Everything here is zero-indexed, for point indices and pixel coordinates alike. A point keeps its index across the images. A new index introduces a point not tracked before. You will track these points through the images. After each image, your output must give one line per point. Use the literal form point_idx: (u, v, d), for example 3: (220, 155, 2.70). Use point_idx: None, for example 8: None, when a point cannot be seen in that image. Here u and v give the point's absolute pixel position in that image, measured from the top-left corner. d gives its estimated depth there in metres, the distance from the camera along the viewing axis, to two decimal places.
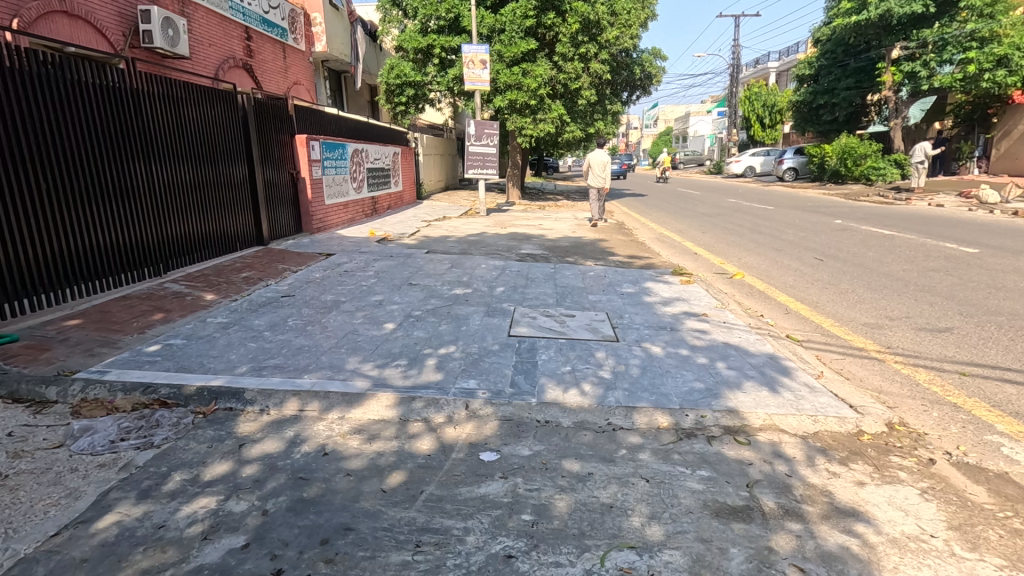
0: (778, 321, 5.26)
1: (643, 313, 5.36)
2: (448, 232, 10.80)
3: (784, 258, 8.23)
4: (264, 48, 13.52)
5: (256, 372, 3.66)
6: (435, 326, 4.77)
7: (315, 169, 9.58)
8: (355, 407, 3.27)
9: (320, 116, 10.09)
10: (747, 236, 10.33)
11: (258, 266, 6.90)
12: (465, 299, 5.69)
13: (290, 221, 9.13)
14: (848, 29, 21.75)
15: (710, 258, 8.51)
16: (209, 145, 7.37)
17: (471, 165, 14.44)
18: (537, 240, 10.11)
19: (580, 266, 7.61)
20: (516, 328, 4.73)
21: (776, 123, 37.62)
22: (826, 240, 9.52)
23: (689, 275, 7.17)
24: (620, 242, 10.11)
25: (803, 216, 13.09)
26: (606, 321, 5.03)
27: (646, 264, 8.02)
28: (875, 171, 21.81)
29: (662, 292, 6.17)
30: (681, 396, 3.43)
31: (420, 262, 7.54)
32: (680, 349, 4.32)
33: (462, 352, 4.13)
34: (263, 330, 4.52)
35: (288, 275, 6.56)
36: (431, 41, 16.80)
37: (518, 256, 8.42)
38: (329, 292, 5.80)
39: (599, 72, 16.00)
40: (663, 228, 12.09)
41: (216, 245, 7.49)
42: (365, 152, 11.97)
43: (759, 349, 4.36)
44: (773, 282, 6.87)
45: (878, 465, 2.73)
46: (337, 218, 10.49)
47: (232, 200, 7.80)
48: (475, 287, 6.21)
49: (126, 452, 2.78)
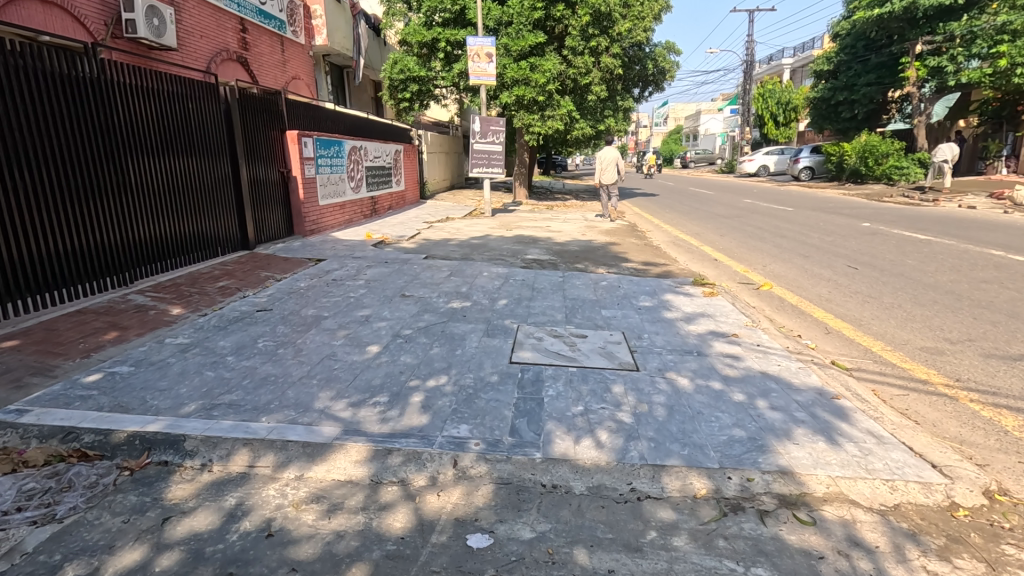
0: (819, 343, 4.59)
1: (665, 333, 4.71)
2: (450, 235, 10.18)
3: (814, 266, 7.53)
4: (260, 40, 12.96)
5: (203, 413, 3.05)
6: (426, 349, 4.14)
7: (308, 167, 8.98)
8: (318, 463, 2.66)
9: (313, 111, 9.51)
10: (769, 240, 9.64)
11: (239, 273, 6.31)
12: (462, 314, 5.05)
13: (281, 222, 8.57)
14: (871, 22, 20.91)
15: (733, 265, 7.84)
16: (190, 140, 6.78)
17: (475, 164, 13.81)
18: (545, 244, 9.46)
19: (591, 274, 6.94)
20: (519, 352, 4.10)
21: (790, 121, 36.76)
22: (857, 245, 8.80)
23: (712, 285, 6.50)
24: (633, 246, 9.45)
25: (826, 218, 12.37)
26: (623, 343, 4.39)
27: (663, 272, 7.34)
28: (898, 170, 21.01)
29: (684, 307, 5.52)
30: (719, 449, 2.78)
31: (416, 270, 6.92)
32: (711, 381, 3.67)
33: (455, 384, 3.50)
34: (227, 355, 3.91)
35: (269, 284, 5.97)
36: (436, 35, 16.19)
37: (522, 262, 7.78)
38: (310, 306, 5.19)
39: (611, 66, 15.32)
40: (678, 231, 11.41)
41: (197, 249, 6.91)
42: (364, 149, 11.37)
43: (804, 381, 3.70)
44: (805, 293, 6.19)
45: (990, 561, 2.07)
46: (332, 220, 9.91)
47: (216, 200, 7.21)
48: (475, 299, 5.59)
49: (16, 530, 2.17)
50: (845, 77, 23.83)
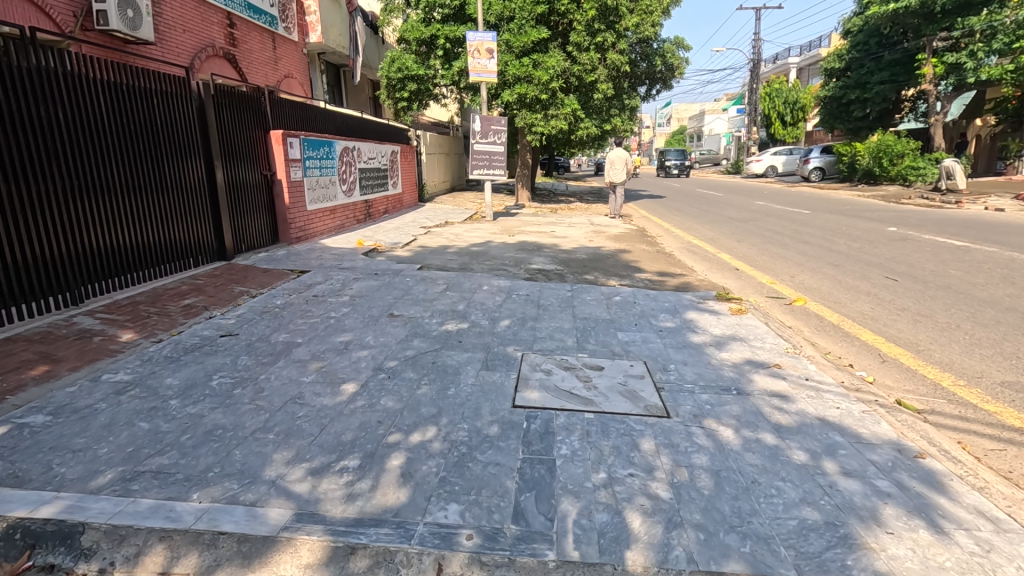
0: (877, 376, 3.91)
1: (695, 363, 4.03)
2: (448, 241, 9.52)
3: (847, 277, 6.84)
4: (250, 35, 12.33)
5: (118, 487, 2.36)
6: (412, 388, 3.45)
7: (295, 170, 8.30)
8: (257, 568, 1.97)
9: (301, 109, 8.85)
10: (791, 247, 8.96)
11: (209, 289, 5.62)
12: (457, 340, 4.36)
13: (263, 230, 7.83)
14: (885, 18, 20.22)
15: (757, 276, 7.16)
16: (159, 140, 6.08)
17: (475, 165, 13.14)
18: (550, 251, 8.79)
19: (602, 288, 6.25)
20: (524, 392, 3.41)
21: (798, 121, 36.03)
22: (890, 253, 8.09)
23: (738, 301, 5.83)
24: (645, 254, 8.76)
25: (847, 222, 11.67)
26: (647, 378, 3.72)
27: (682, 285, 6.64)
28: (914, 171, 20.04)
29: (712, 328, 4.85)
30: (790, 544, 2.11)
31: (409, 283, 6.24)
32: (761, 434, 2.98)
33: (444, 441, 2.82)
34: (169, 397, 3.22)
35: (241, 301, 5.30)
36: (434, 32, 15.61)
37: (526, 272, 7.09)
38: (282, 330, 4.49)
39: (617, 63, 14.63)
40: (691, 236, 10.72)
41: (164, 260, 6.13)
42: (357, 150, 10.70)
43: (875, 432, 3.02)
44: (845, 310, 5.51)
45: None
46: (321, 225, 9.23)
47: (189, 206, 6.47)
48: (474, 319, 4.91)
49: None
50: (856, 75, 23.13)
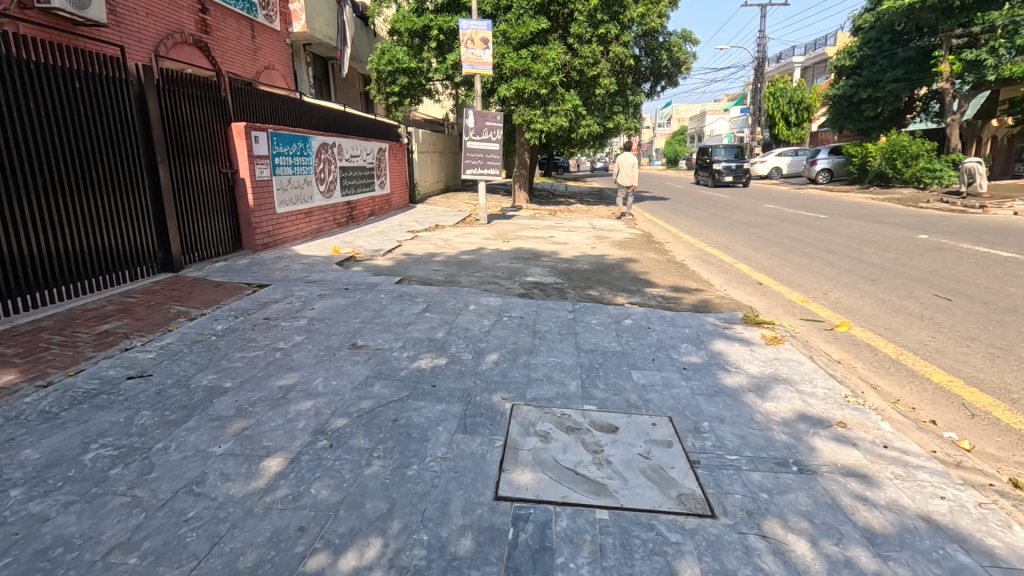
0: (975, 441, 2.99)
1: (738, 422, 3.10)
2: (436, 248, 8.62)
3: (891, 295, 5.95)
4: (226, 23, 11.41)
5: None
6: (358, 465, 2.53)
7: (261, 167, 7.36)
8: None
9: (270, 101, 7.94)
10: (816, 257, 8.09)
11: (140, 309, 4.70)
12: (430, 385, 3.43)
13: (221, 236, 6.87)
14: (899, 13, 19.39)
15: (786, 292, 6.27)
16: (89, 131, 5.09)
17: (468, 164, 12.20)
18: (549, 261, 7.89)
19: (609, 307, 5.35)
20: (513, 475, 2.48)
21: (803, 121, 35.12)
22: (930, 265, 7.21)
23: (772, 326, 4.93)
24: (655, 264, 7.86)
25: (868, 228, 10.80)
26: (676, 445, 2.81)
27: (700, 304, 5.73)
28: (930, 173, 19.20)
29: (747, 365, 3.94)
30: None
31: (383, 301, 5.32)
32: (851, 550, 2.07)
33: (390, 569, 1.90)
34: (10, 485, 2.29)
35: (174, 326, 4.39)
36: (427, 22, 14.73)
37: (521, 287, 6.19)
38: (210, 370, 3.56)
39: (621, 56, 13.76)
40: (702, 243, 9.84)
41: (95, 273, 5.14)
42: (337, 146, 9.76)
43: (1012, 546, 2.11)
44: (900, 339, 4.62)
45: None
46: (293, 229, 8.29)
47: (128, 208, 5.49)
48: (454, 353, 3.99)
49: None
50: (868, 73, 22.23)
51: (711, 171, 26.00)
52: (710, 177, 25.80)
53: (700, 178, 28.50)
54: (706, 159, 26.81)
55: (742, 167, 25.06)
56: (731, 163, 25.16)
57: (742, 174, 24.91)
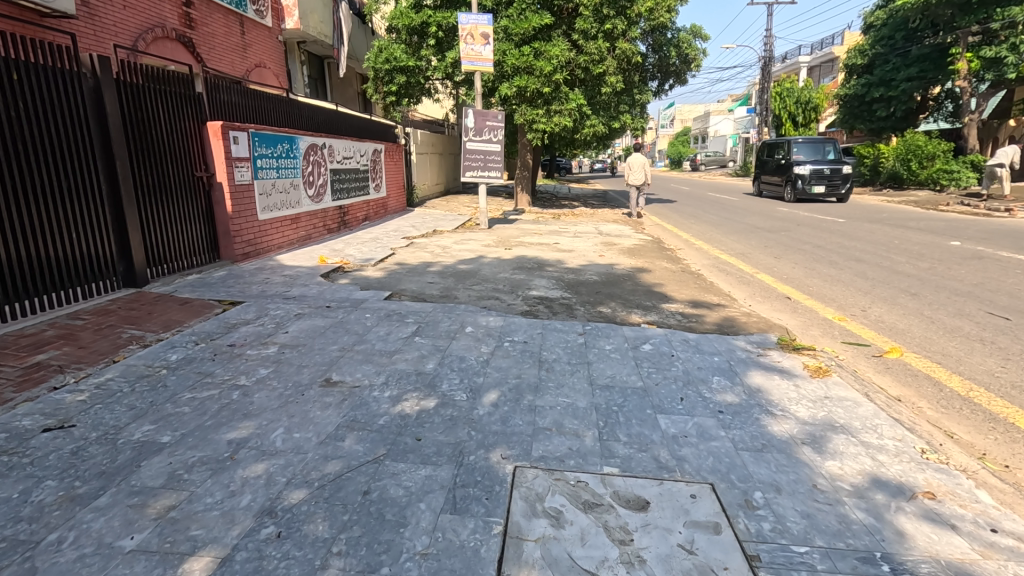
0: None
1: (800, 494, 2.45)
2: (433, 257, 7.99)
3: (939, 312, 5.31)
4: (212, 17, 10.81)
5: None
6: (311, 569, 1.91)
7: (241, 170, 6.75)
8: None
9: (252, 99, 7.33)
10: (845, 266, 7.45)
11: (85, 334, 4.08)
12: (414, 438, 2.81)
13: (193, 247, 6.21)
14: (915, 9, 18.75)
15: (820, 309, 5.63)
16: (30, 129, 4.39)
17: (468, 166, 11.56)
18: (554, 271, 7.26)
19: (625, 329, 4.71)
20: None
21: (810, 123, 33.73)
22: (973, 276, 6.57)
23: (813, 354, 4.28)
24: (670, 274, 7.22)
25: (893, 233, 10.15)
26: (727, 532, 2.18)
27: (726, 324, 5.08)
28: (947, 175, 18.56)
29: (795, 409, 3.30)
30: None
31: (368, 322, 4.69)
32: None
33: None
34: None
35: (120, 355, 3.76)
36: (426, 19, 14.12)
37: (524, 303, 5.56)
38: (148, 417, 2.93)
39: (628, 53, 13.15)
40: (717, 250, 9.22)
41: (39, 291, 4.45)
42: (328, 147, 9.16)
43: None
44: (963, 370, 3.99)
45: None
46: (278, 237, 7.67)
47: (83, 216, 4.83)
48: (445, 392, 3.35)
49: None
50: (881, 71, 21.56)
51: (788, 178, 17.49)
52: (788, 186, 17.32)
53: (761, 187, 20.02)
54: (776, 160, 18.31)
55: (841, 172, 16.67)
56: (821, 166, 16.77)
57: (840, 183, 16.62)
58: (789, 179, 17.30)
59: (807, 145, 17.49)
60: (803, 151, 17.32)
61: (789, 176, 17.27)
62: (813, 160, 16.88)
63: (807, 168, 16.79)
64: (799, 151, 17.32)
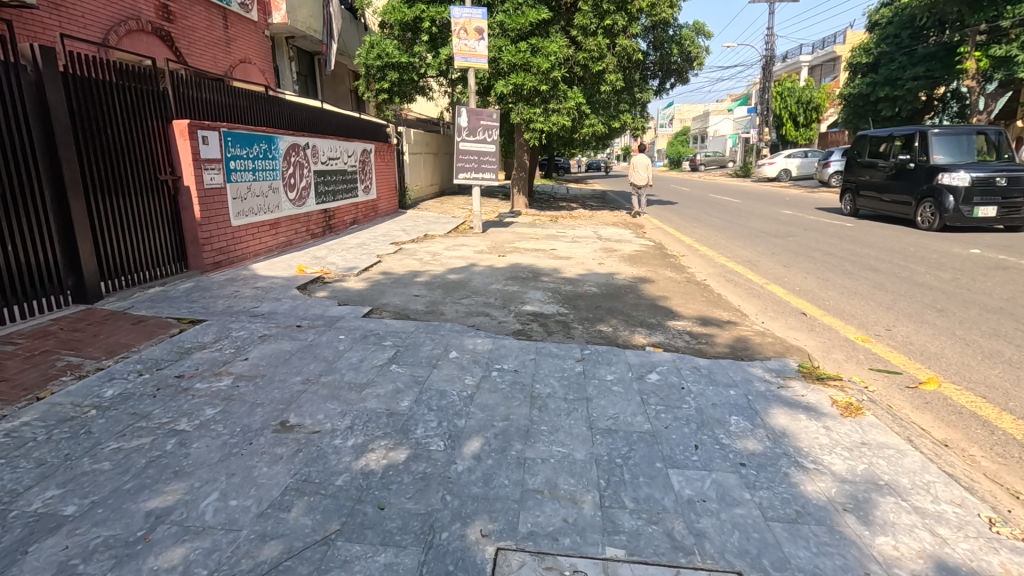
0: None
1: None
2: (421, 265, 7.49)
3: (973, 333, 4.83)
4: (193, 10, 10.29)
5: None
6: None
7: (211, 173, 6.24)
8: None
9: (228, 96, 6.82)
10: (861, 277, 6.97)
11: (13, 364, 3.56)
12: (376, 507, 2.31)
13: (157, 255, 5.71)
14: (923, 6, 18.25)
15: (840, 328, 5.14)
16: None
17: (461, 168, 11.05)
18: (550, 281, 6.76)
19: (628, 354, 4.21)
20: None
21: (811, 122, 34.10)
22: (1003, 290, 6.09)
23: (841, 386, 3.77)
24: (675, 285, 6.71)
25: (907, 239, 9.69)
26: None
27: (739, 346, 4.58)
28: None
29: (831, 462, 2.80)
30: None
31: (341, 346, 4.18)
32: None
33: None
34: None
35: (45, 391, 3.24)
36: (419, 14, 13.53)
37: (517, 321, 5.06)
38: (57, 478, 2.42)
39: (628, 49, 12.64)
40: (724, 257, 8.74)
41: None
42: (311, 147, 8.63)
43: None
44: (1015, 407, 3.49)
45: None
46: (254, 244, 7.15)
47: (22, 228, 4.30)
48: (418, 441, 2.83)
49: None
50: (886, 70, 21.09)
51: (922, 191, 10.78)
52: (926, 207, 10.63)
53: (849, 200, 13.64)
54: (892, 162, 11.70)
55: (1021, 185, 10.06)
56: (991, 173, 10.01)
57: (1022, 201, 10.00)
58: (926, 195, 10.62)
59: (948, 138, 10.84)
60: (943, 150, 10.72)
61: (927, 189, 10.57)
62: (968, 164, 10.23)
63: (965, 175, 10.01)
64: (936, 149, 10.76)
